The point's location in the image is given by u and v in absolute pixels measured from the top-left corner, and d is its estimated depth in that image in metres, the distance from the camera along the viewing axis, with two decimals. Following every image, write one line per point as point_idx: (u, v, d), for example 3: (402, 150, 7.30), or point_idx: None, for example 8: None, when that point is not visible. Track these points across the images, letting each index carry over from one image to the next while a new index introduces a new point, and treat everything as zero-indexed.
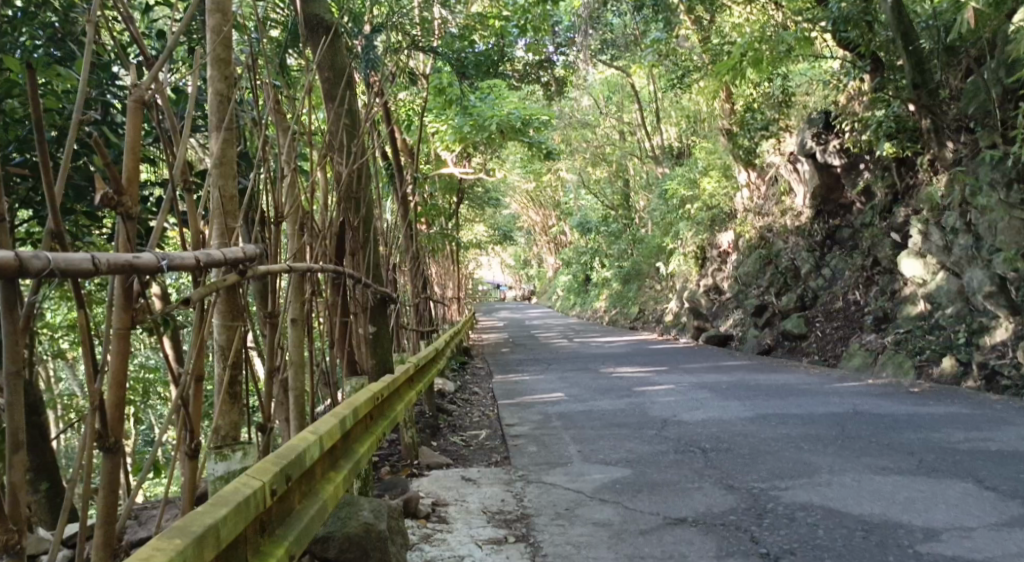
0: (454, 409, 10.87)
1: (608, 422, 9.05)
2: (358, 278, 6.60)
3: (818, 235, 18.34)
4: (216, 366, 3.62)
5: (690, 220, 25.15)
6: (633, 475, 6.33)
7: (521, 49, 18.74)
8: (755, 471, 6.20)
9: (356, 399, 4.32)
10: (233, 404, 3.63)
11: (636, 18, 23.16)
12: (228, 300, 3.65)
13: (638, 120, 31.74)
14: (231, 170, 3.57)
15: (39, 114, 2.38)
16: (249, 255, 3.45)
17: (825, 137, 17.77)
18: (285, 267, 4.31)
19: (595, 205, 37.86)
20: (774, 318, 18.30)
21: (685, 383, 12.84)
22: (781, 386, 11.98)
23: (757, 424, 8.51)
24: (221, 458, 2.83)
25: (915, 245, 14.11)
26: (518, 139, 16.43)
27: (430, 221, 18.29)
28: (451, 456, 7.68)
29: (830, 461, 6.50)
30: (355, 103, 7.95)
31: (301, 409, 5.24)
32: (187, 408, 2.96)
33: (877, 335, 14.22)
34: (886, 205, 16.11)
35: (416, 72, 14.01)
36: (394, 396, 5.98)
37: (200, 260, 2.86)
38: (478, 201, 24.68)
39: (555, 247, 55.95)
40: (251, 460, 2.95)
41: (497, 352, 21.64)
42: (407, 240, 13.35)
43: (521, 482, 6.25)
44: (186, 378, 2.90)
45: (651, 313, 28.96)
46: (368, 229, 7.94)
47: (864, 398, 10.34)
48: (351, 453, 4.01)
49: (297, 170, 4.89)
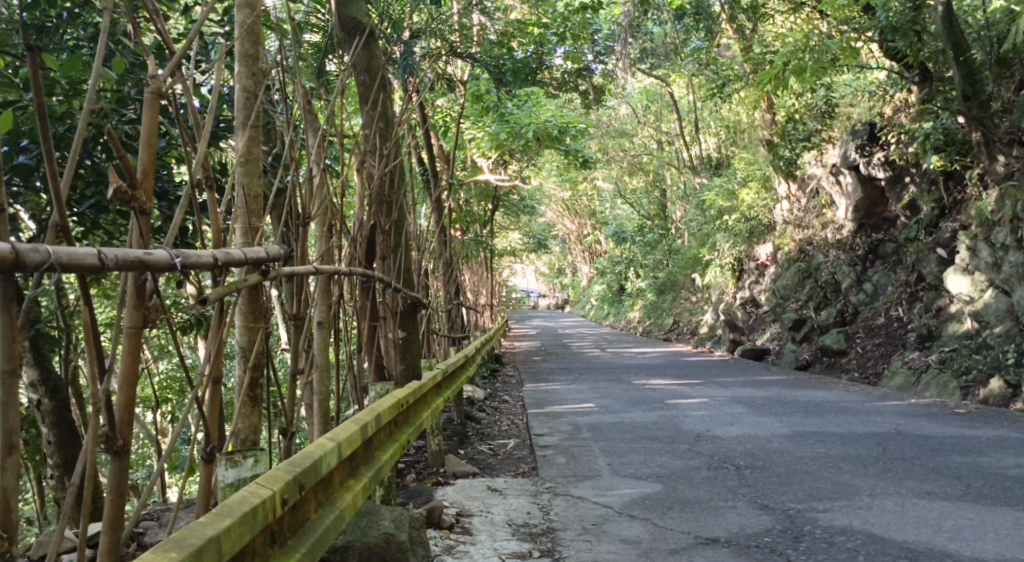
0: (484, 417, 10.75)
1: (640, 435, 8.87)
2: (388, 282, 6.49)
3: (859, 249, 18.00)
4: (237, 368, 3.53)
5: (727, 231, 24.84)
6: (664, 491, 6.15)
7: (561, 56, 18.65)
8: (792, 492, 6.00)
9: (379, 406, 4.20)
10: (253, 407, 3.54)
11: (677, 27, 22.96)
12: (251, 299, 3.54)
13: (677, 129, 31.50)
14: (257, 169, 3.48)
15: (43, 101, 2.29)
16: (273, 256, 3.34)
17: (869, 149, 17.41)
18: (313, 269, 4.20)
19: (631, 215, 37.62)
20: (812, 333, 17.96)
21: (720, 397, 12.61)
22: (820, 403, 11.70)
23: (793, 441, 8.29)
24: (232, 465, 2.72)
25: (963, 262, 13.77)
26: (556, 146, 16.33)
27: (465, 227, 18.22)
28: (478, 465, 7.54)
29: (872, 483, 6.28)
30: (389, 106, 7.84)
31: (326, 413, 5.14)
32: (202, 410, 2.87)
33: (920, 353, 13.87)
34: (932, 219, 15.78)
35: (455, 78, 13.97)
36: (421, 402, 5.86)
37: (220, 258, 2.75)
38: (513, 208, 24.58)
39: (590, 255, 55.69)
40: (264, 466, 2.82)
41: (529, 360, 21.49)
42: (441, 245, 13.27)
43: (548, 494, 6.11)
44: (200, 380, 2.80)
45: (686, 325, 28.65)
46: (400, 232, 7.83)
47: (906, 417, 10.05)
48: (373, 460, 3.90)
49: (326, 170, 4.79)
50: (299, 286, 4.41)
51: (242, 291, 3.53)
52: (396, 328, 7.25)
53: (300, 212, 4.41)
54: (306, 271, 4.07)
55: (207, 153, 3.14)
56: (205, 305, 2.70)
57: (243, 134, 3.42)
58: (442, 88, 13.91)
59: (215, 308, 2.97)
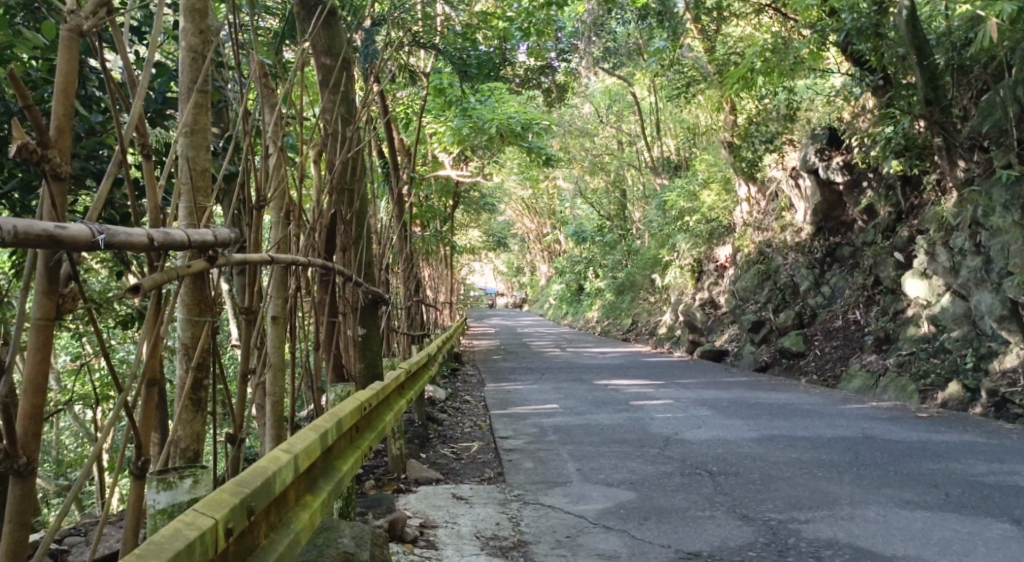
0: (444, 418, 10.37)
1: (606, 438, 8.55)
2: (347, 276, 6.08)
3: (818, 252, 17.91)
4: (179, 367, 3.15)
5: (687, 232, 24.63)
6: (639, 499, 5.84)
7: (523, 52, 18.28)
8: (771, 500, 5.71)
9: (340, 410, 3.83)
10: (196, 413, 3.15)
11: (642, 26, 22.73)
12: (196, 289, 3.15)
13: (637, 130, 31.33)
14: (204, 139, 3.09)
15: None
16: (222, 239, 2.95)
17: (828, 153, 17.33)
18: (268, 258, 3.80)
19: (591, 214, 37.43)
20: (771, 334, 17.80)
21: (683, 399, 12.36)
22: (782, 406, 11.48)
23: (764, 445, 8.03)
24: (165, 489, 2.26)
25: (921, 265, 13.69)
26: (518, 143, 15.96)
27: (425, 224, 17.76)
28: (441, 470, 7.16)
29: (850, 491, 6.02)
30: (351, 91, 7.44)
31: (279, 416, 4.70)
32: (134, 420, 2.47)
33: (879, 356, 13.75)
34: (889, 223, 15.74)
35: (417, 70, 13.55)
36: (382, 405, 5.47)
37: (155, 238, 2.32)
38: (473, 205, 24.17)
39: (548, 255, 55.43)
40: (206, 488, 2.36)
41: (487, 359, 21.12)
42: (401, 240, 12.85)
43: (517, 502, 5.76)
44: (130, 385, 2.41)
45: (644, 326, 28.47)
46: (361, 224, 7.42)
47: (872, 422, 9.87)
48: (333, 470, 3.53)
49: (283, 150, 4.38)
50: (253, 276, 3.99)
51: (185, 278, 3.14)
52: (355, 325, 6.83)
53: (254, 194, 4.00)
54: (260, 259, 3.68)
55: (143, 116, 2.74)
56: (137, 294, 2.29)
57: (190, 100, 3.03)
58: (403, 79, 13.45)
59: (151, 298, 2.57)
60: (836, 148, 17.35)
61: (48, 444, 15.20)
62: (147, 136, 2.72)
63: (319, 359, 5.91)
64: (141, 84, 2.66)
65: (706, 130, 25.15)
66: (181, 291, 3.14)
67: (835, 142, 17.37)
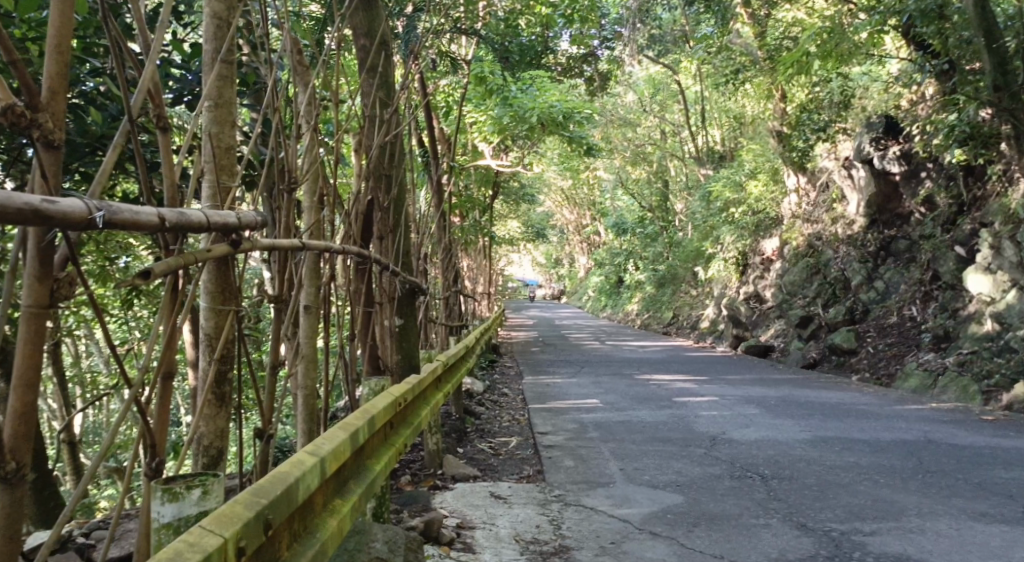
0: (484, 412, 10.15)
1: (651, 436, 8.25)
2: (385, 264, 5.85)
3: (870, 246, 17.40)
4: (200, 359, 2.94)
5: (732, 224, 24.15)
6: (686, 503, 5.55)
7: (566, 40, 17.92)
8: (830, 509, 5.39)
9: (372, 406, 3.60)
10: (220, 408, 2.95)
11: (688, 12, 22.21)
12: (219, 276, 2.93)
13: (681, 120, 30.81)
14: (229, 113, 2.89)
15: None
16: (246, 221, 2.72)
17: (884, 142, 16.75)
18: (298, 242, 3.56)
19: (632, 206, 36.97)
20: (820, 330, 17.33)
21: (730, 396, 12.00)
22: (834, 405, 11.07)
23: (817, 448, 7.68)
24: (169, 500, 2.08)
25: (985, 260, 13.20)
26: (560, 133, 15.64)
27: (465, 214, 17.49)
28: (478, 467, 6.91)
29: (916, 500, 5.68)
30: (390, 73, 7.20)
31: (312, 411, 4.48)
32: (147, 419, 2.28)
33: (935, 355, 13.27)
34: (950, 216, 15.21)
35: (459, 58, 13.27)
36: (420, 399, 5.23)
37: (168, 219, 2.10)
38: (513, 194, 23.88)
39: (588, 246, 54.99)
40: (217, 499, 2.18)
41: (527, 351, 20.87)
42: (441, 229, 12.61)
43: (559, 504, 5.50)
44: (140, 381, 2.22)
45: (686, 319, 28.06)
46: (399, 210, 7.19)
47: (931, 424, 9.45)
48: (365, 470, 3.31)
49: (317, 130, 4.14)
50: (283, 262, 3.76)
51: (208, 262, 2.92)
52: (393, 315, 6.60)
53: (285, 175, 3.76)
54: (292, 244, 3.44)
55: (157, 84, 2.50)
56: (147, 280, 2.06)
57: (212, 71, 2.83)
58: (446, 66, 13.19)
59: (166, 284, 2.36)
60: (893, 137, 16.79)
61: (88, 428, 15.22)
62: (162, 104, 2.48)
63: (355, 350, 5.70)
64: (155, 50, 2.42)
65: (752, 120, 24.59)
66: (204, 277, 2.93)
67: (893, 130, 16.77)
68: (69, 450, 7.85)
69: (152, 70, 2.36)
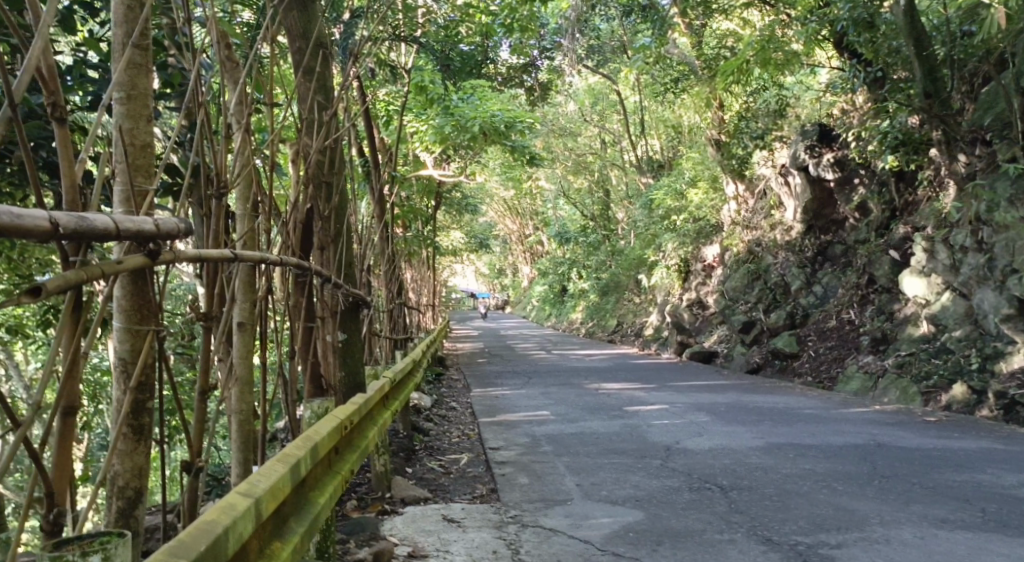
0: (430, 427, 9.80)
1: (604, 448, 8.01)
2: (325, 277, 5.51)
3: (808, 251, 17.48)
4: (115, 386, 2.61)
5: (674, 231, 24.12)
6: (648, 519, 5.30)
7: (505, 50, 17.62)
8: (794, 521, 5.19)
9: (316, 433, 3.28)
10: (137, 443, 2.61)
11: (626, 22, 22.15)
12: (136, 292, 2.60)
13: (621, 130, 30.73)
14: (143, 105, 2.61)
15: None
16: (166, 228, 2.41)
17: (819, 150, 16.81)
18: (230, 255, 3.21)
19: (574, 216, 36.84)
20: (762, 335, 17.32)
21: (679, 404, 11.84)
22: (780, 410, 10.97)
23: (772, 455, 7.50)
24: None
25: (919, 263, 13.10)
26: (502, 143, 15.38)
27: (407, 226, 17.09)
28: (428, 488, 6.58)
29: (877, 508, 5.51)
30: (327, 77, 6.86)
31: (248, 438, 4.13)
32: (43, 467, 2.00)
33: (875, 357, 13.29)
34: (883, 221, 15.30)
35: (398, 67, 12.93)
36: (366, 420, 4.91)
37: (62, 224, 1.78)
38: (455, 205, 23.54)
39: (531, 256, 54.88)
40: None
41: (471, 363, 20.54)
42: (382, 241, 12.24)
43: (515, 526, 5.21)
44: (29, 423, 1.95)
45: (630, 327, 27.98)
46: (341, 220, 6.86)
47: (878, 427, 9.37)
48: (308, 505, 3.00)
49: (249, 131, 3.82)
50: (212, 276, 3.42)
51: (122, 275, 2.59)
52: (335, 331, 6.26)
53: (214, 177, 3.42)
54: (222, 255, 3.12)
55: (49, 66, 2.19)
56: (38, 297, 1.74)
57: (122, 58, 2.54)
58: (383, 76, 12.83)
59: (67, 299, 2.03)
60: (827, 144, 16.85)
61: None
62: (57, 89, 2.20)
63: (296, 369, 5.36)
64: (44, 25, 2.10)
65: (691, 129, 24.64)
66: (117, 292, 2.60)
67: (826, 138, 16.86)
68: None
69: (40, 46, 2.05)
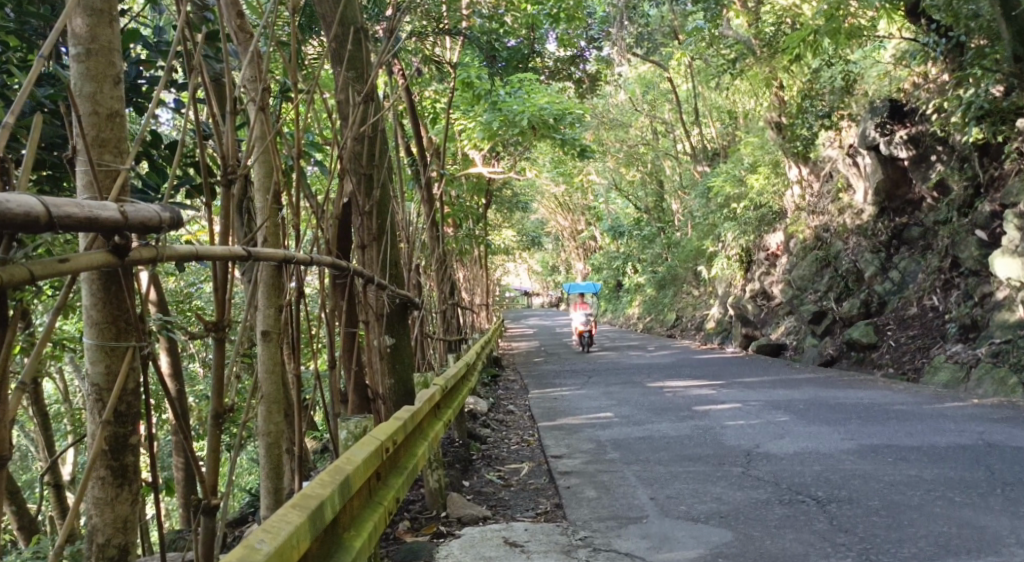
0: (490, 434, 9.29)
1: (677, 454, 7.36)
2: (367, 275, 4.95)
3: (882, 235, 16.58)
4: (91, 416, 2.39)
5: (734, 220, 23.21)
6: (738, 541, 4.67)
7: (553, 41, 16.88)
8: (911, 542, 4.53)
9: (349, 462, 2.74)
10: (120, 488, 2.41)
11: (676, 7, 21.24)
12: (109, 300, 2.33)
13: (673, 119, 29.77)
14: (108, 63, 2.49)
15: None
16: (139, 217, 1.93)
17: (890, 127, 15.82)
18: (243, 252, 2.69)
19: (628, 209, 36.06)
20: (834, 326, 16.48)
21: (754, 401, 11.12)
22: (867, 406, 10.22)
23: (868, 460, 6.80)
24: None
25: (1011, 243, 12.13)
26: (552, 137, 14.70)
27: (459, 225, 16.54)
28: (488, 503, 6.03)
29: (1008, 524, 4.82)
30: (364, 60, 6.31)
31: (275, 460, 3.61)
32: None
33: (963, 346, 12.46)
34: (966, 199, 14.32)
35: (445, 62, 12.27)
36: (415, 435, 4.36)
37: None
38: (506, 202, 22.93)
39: (584, 252, 54.20)
40: None
41: (530, 362, 19.98)
42: (433, 241, 11.63)
43: (587, 551, 4.62)
44: None
45: (691, 321, 27.29)
46: (385, 214, 6.34)
47: (982, 423, 8.58)
48: (338, 553, 2.48)
49: (267, 109, 3.30)
50: (225, 280, 2.87)
51: (92, 283, 2.33)
52: (382, 334, 5.69)
53: (220, 163, 2.91)
54: (231, 253, 2.59)
55: None
56: None
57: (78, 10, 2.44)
58: (431, 71, 12.23)
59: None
60: (899, 121, 15.81)
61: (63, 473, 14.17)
62: None
63: (337, 382, 4.80)
64: None
65: (747, 115, 23.68)
66: (88, 301, 2.33)
67: (898, 114, 15.82)
68: (54, 490, 7.08)
69: None
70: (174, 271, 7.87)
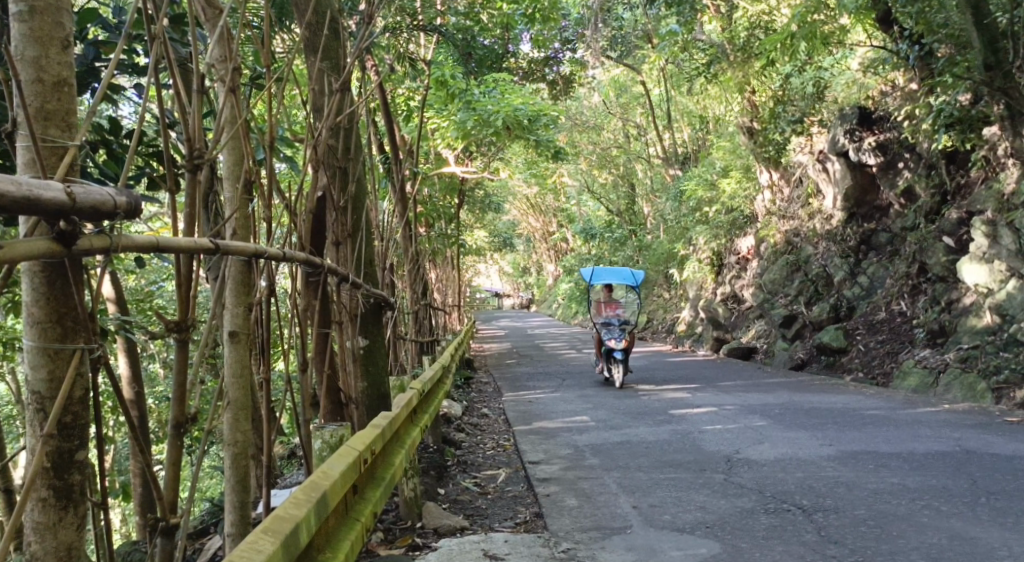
0: (463, 438, 9.07)
1: (657, 460, 7.18)
2: (341, 274, 4.72)
3: (850, 240, 16.49)
4: (32, 427, 2.14)
5: (706, 223, 23.14)
6: (725, 554, 4.49)
7: (527, 42, 16.70)
8: (904, 554, 4.38)
9: (325, 476, 2.52)
10: (66, 509, 2.18)
11: (650, 11, 21.12)
12: (55, 298, 2.11)
13: (645, 122, 29.69)
14: (56, 24, 2.27)
15: None
16: (87, 200, 1.77)
17: (859, 133, 15.89)
18: (212, 245, 2.48)
19: (599, 211, 35.94)
20: (805, 330, 16.43)
21: (728, 406, 10.99)
22: (841, 411, 10.12)
23: (849, 467, 6.66)
24: None
25: (979, 249, 12.14)
26: (525, 138, 14.47)
27: (429, 226, 16.30)
28: (464, 512, 5.81)
29: (999, 536, 4.69)
30: (339, 50, 6.08)
31: (243, 473, 3.36)
32: None
33: (933, 351, 12.43)
34: (933, 206, 14.35)
35: (419, 58, 11.97)
36: (391, 442, 4.12)
37: None
38: (477, 203, 22.67)
39: (555, 254, 54.09)
40: None
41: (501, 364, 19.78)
42: (405, 240, 11.39)
43: None
44: None
45: (661, 323, 27.24)
46: (360, 210, 6.10)
47: (957, 430, 8.50)
48: None
49: (234, 90, 3.06)
50: (189, 275, 2.64)
51: (35, 276, 2.11)
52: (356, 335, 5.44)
53: (185, 147, 2.67)
54: (197, 244, 2.37)
55: None
56: None
57: None
58: (401, 69, 11.97)
59: None
60: (867, 129, 15.93)
61: None
62: None
63: (309, 384, 4.56)
64: None
65: (719, 119, 23.62)
66: (30, 294, 2.11)
67: (867, 121, 15.95)
68: (5, 496, 6.72)
69: None
70: (132, 268, 7.55)
